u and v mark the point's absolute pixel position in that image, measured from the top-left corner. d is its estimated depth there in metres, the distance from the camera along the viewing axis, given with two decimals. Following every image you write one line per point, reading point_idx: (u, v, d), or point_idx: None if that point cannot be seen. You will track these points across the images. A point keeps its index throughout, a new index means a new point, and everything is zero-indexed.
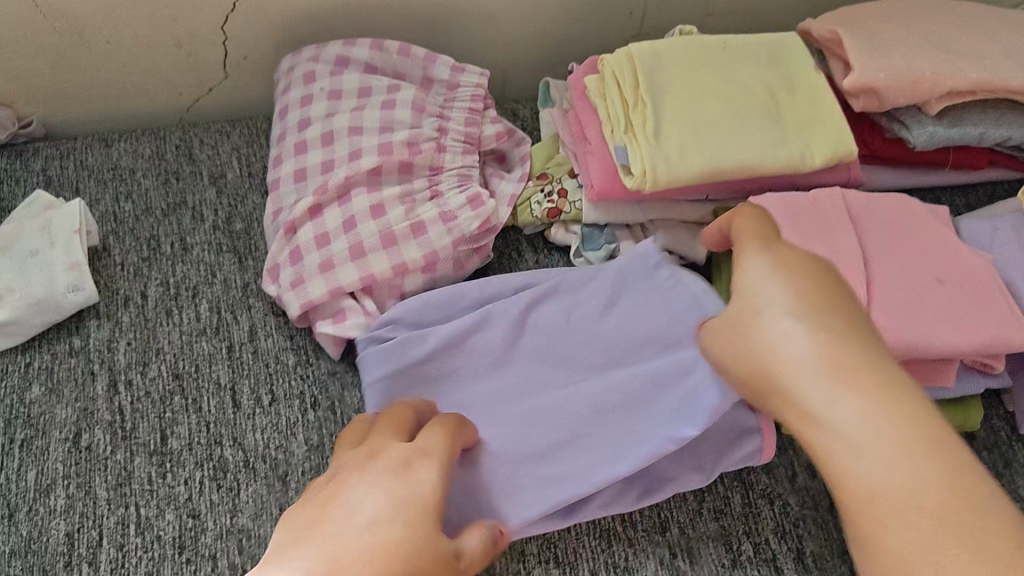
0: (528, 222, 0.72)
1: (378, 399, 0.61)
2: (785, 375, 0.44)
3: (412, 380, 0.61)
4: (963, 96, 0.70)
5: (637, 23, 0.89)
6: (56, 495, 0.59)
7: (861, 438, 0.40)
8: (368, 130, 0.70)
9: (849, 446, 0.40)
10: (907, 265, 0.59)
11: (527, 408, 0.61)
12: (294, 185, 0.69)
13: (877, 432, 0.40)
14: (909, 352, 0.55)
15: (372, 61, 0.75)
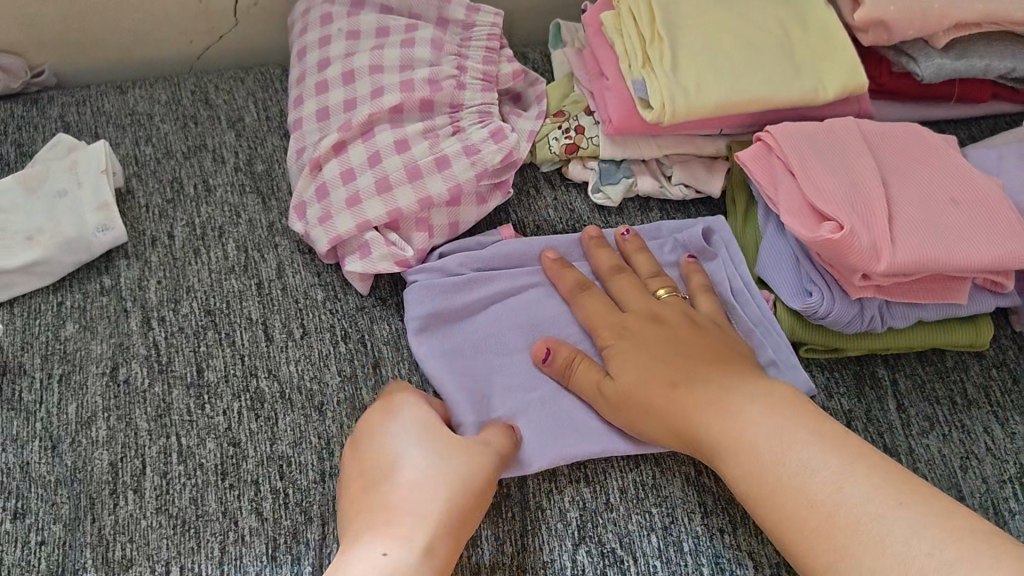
0: (546, 159, 0.73)
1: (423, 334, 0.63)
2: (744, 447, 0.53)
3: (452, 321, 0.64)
4: (969, 28, 0.73)
5: None
6: (97, 426, 0.60)
7: (790, 466, 0.50)
8: (389, 69, 0.71)
9: (770, 461, 0.51)
10: (923, 190, 0.64)
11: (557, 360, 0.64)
12: (316, 124, 0.70)
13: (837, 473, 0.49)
14: (926, 265, 0.59)
15: (387, 2, 0.76)
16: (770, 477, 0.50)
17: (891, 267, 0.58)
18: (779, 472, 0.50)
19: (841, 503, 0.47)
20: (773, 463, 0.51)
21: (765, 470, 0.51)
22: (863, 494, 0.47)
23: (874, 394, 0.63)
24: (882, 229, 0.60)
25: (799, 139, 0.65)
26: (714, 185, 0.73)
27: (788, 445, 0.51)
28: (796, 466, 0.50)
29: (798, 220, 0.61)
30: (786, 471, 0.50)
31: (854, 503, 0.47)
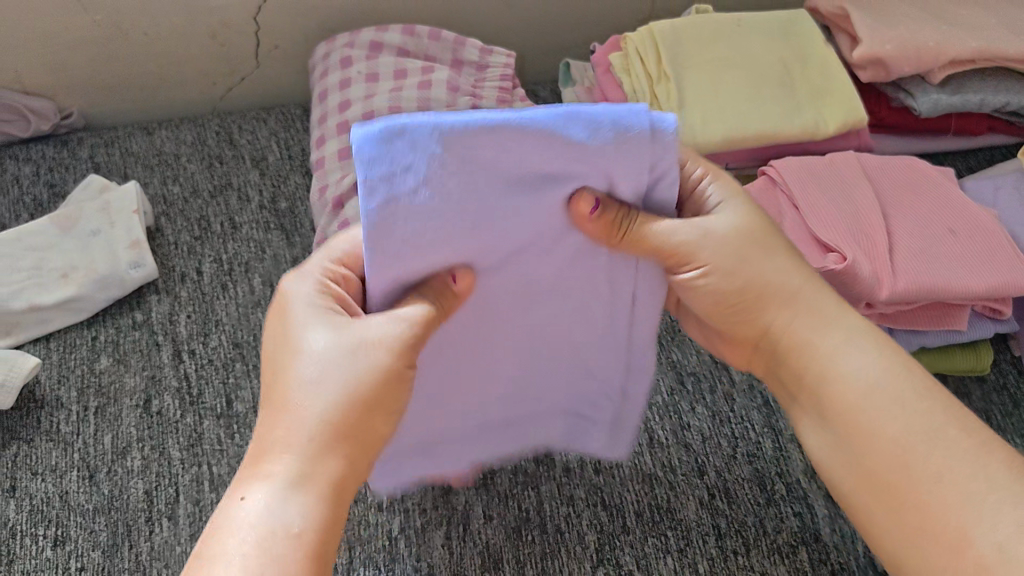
0: None
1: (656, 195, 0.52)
2: (840, 386, 0.46)
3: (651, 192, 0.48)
4: (964, 64, 0.75)
5: (648, 5, 0.94)
6: (132, 456, 0.62)
7: (872, 390, 0.45)
8: (406, 109, 0.74)
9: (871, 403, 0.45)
10: (923, 222, 0.66)
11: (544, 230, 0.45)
12: (338, 163, 0.73)
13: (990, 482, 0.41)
14: (926, 292, 0.61)
15: (404, 45, 0.79)
16: (855, 398, 0.46)
17: (893, 295, 0.61)
18: (858, 394, 0.46)
19: (924, 445, 0.43)
20: (851, 380, 0.46)
21: (845, 378, 0.46)
22: (955, 455, 0.43)
23: None
24: (883, 258, 0.62)
25: (801, 172, 0.68)
26: None
27: (888, 384, 0.45)
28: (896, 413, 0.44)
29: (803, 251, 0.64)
30: (870, 389, 0.46)
31: (937, 449, 0.43)
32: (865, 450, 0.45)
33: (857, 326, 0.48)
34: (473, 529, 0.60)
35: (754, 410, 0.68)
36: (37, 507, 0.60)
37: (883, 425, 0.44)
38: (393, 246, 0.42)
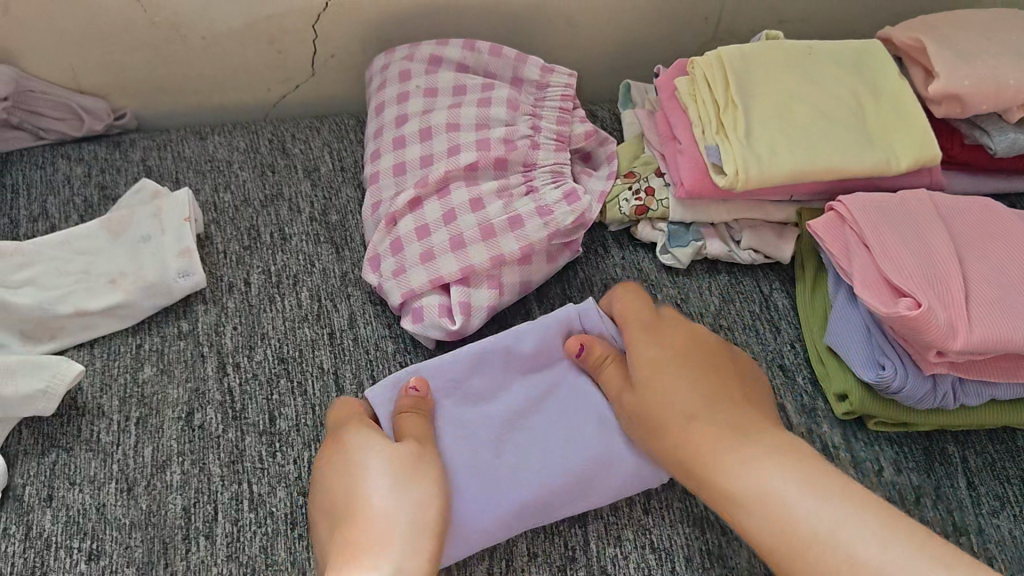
0: (615, 219, 0.74)
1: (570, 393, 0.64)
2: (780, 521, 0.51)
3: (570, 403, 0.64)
4: None
5: (711, 28, 0.92)
6: (172, 470, 0.61)
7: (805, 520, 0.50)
8: (465, 127, 0.72)
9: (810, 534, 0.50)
10: (1000, 269, 0.63)
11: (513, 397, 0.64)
12: (393, 178, 0.71)
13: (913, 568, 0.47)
14: (1003, 344, 0.58)
15: (464, 60, 0.77)
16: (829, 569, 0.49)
17: (968, 345, 0.58)
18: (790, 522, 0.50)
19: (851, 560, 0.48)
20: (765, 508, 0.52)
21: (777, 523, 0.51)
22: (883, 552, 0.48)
23: (943, 469, 0.64)
24: (958, 306, 0.59)
25: (873, 210, 0.66)
26: (785, 250, 0.73)
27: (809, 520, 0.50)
28: (823, 529, 0.49)
29: (873, 293, 0.61)
30: (769, 496, 0.52)
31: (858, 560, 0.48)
32: (811, 572, 0.49)
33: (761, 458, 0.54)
34: (517, 566, 0.58)
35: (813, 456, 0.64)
36: (73, 519, 0.58)
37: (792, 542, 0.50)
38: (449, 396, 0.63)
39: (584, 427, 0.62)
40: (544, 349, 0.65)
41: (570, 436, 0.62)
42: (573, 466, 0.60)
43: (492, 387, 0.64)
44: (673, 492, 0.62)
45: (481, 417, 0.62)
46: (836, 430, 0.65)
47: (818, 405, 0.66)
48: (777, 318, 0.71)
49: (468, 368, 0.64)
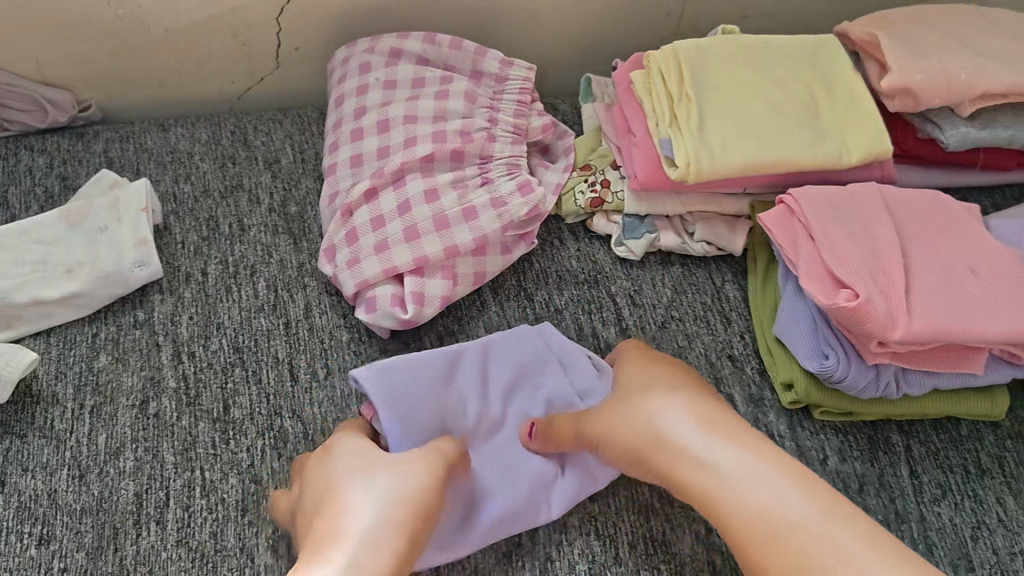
0: (571, 212, 0.75)
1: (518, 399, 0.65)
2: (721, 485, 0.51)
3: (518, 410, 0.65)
4: (995, 98, 0.73)
5: (675, 23, 0.93)
6: (125, 457, 0.62)
7: (738, 467, 0.51)
8: (422, 119, 0.73)
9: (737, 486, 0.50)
10: (943, 261, 0.64)
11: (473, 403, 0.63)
12: (350, 170, 0.72)
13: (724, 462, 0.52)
14: (944, 335, 0.59)
15: (424, 53, 0.78)
16: (735, 484, 0.51)
17: (907, 335, 0.58)
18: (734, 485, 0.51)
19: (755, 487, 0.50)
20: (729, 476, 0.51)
21: (731, 488, 0.51)
22: (826, 542, 0.47)
23: (887, 458, 0.65)
24: (899, 297, 0.60)
25: (821, 202, 0.66)
26: (737, 242, 0.74)
27: (763, 504, 0.49)
28: (767, 509, 0.49)
29: (817, 285, 0.62)
30: (726, 485, 0.51)
31: (799, 531, 0.48)
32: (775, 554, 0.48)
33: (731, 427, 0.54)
34: (462, 553, 0.58)
35: None
36: (25, 505, 0.59)
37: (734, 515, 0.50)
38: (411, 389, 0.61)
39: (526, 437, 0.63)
40: (517, 363, 0.66)
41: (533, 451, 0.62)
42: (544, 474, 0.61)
43: (472, 392, 0.63)
44: (619, 480, 0.63)
45: (438, 419, 0.61)
46: (783, 419, 0.66)
47: (765, 395, 0.67)
48: (728, 310, 0.72)
49: (434, 373, 0.62)
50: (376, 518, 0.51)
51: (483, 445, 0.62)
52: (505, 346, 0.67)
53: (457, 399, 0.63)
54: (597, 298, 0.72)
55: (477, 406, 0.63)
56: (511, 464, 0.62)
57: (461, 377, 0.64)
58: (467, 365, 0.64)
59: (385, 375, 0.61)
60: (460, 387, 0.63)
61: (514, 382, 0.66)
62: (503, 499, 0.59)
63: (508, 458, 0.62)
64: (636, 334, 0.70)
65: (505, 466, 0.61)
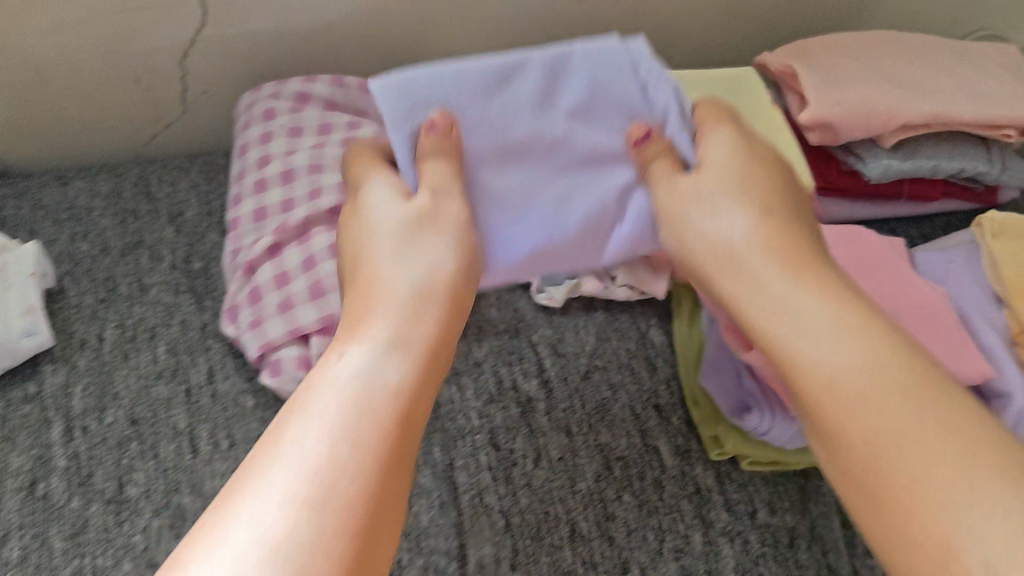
0: None
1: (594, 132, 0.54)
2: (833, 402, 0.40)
3: (588, 109, 0.54)
4: (917, 128, 0.71)
5: None
6: (9, 546, 0.56)
7: (853, 374, 0.40)
8: (328, 168, 0.69)
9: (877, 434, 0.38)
10: None
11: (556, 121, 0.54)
12: (253, 224, 0.68)
13: (873, 377, 0.39)
14: None
15: (332, 96, 0.74)
16: (845, 406, 0.39)
17: None
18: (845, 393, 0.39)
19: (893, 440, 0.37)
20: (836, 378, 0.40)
21: (834, 375, 0.40)
22: (893, 413, 0.38)
23: (817, 509, 0.63)
24: None
25: None
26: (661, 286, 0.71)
27: (853, 365, 0.40)
28: (840, 369, 0.40)
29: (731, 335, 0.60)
30: (788, 329, 0.43)
31: (859, 422, 0.39)
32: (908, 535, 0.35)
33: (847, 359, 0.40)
34: None
35: (685, 499, 0.62)
36: None
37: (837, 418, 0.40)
38: (468, 105, 0.53)
39: (581, 182, 0.55)
40: (600, 77, 0.54)
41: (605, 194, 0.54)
42: (600, 199, 0.54)
43: (536, 176, 0.54)
44: (541, 545, 0.59)
45: (483, 120, 0.53)
46: (709, 471, 0.64)
47: (691, 446, 0.65)
48: (652, 356, 0.70)
49: (487, 126, 0.53)
50: (381, 388, 0.41)
51: (526, 136, 0.53)
52: (587, 59, 0.54)
53: (513, 137, 0.53)
54: (517, 349, 0.69)
55: (534, 102, 0.54)
56: (547, 172, 0.54)
57: (525, 116, 0.54)
58: (520, 93, 0.54)
59: (410, 85, 0.52)
60: (518, 127, 0.53)
61: (591, 103, 0.54)
62: (518, 237, 0.53)
63: (571, 174, 0.55)
64: (557, 386, 0.67)
65: (558, 165, 0.54)
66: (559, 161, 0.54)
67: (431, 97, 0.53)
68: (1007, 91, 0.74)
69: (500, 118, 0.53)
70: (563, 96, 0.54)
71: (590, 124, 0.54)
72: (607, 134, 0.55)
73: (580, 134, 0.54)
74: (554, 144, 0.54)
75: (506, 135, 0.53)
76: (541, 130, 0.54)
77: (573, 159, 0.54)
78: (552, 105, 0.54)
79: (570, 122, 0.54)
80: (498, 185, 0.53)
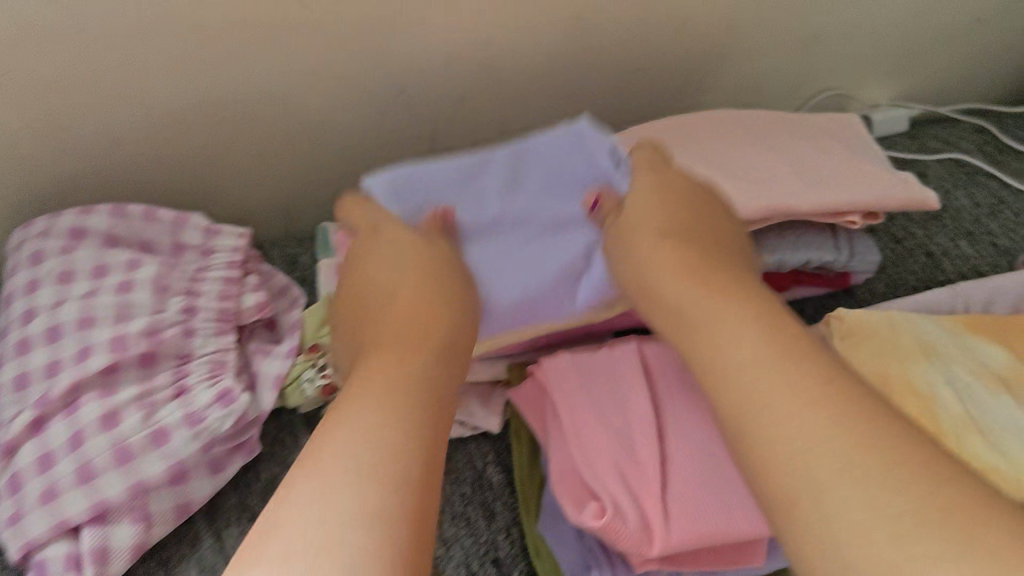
0: (300, 403, 0.64)
1: (536, 179, 0.63)
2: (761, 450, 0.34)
3: (529, 230, 0.63)
4: (756, 224, 0.66)
5: (427, 146, 0.85)
6: None
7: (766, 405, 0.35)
8: (101, 320, 0.60)
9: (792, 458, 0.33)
10: (708, 431, 0.56)
11: (499, 207, 0.62)
12: (13, 394, 0.58)
13: (782, 395, 0.34)
14: (702, 541, 0.50)
15: (112, 229, 0.66)
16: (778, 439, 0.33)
17: (664, 551, 0.50)
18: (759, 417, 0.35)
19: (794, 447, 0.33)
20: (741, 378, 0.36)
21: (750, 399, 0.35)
22: (778, 418, 0.34)
23: None
24: (652, 499, 0.52)
25: (570, 378, 0.59)
26: (493, 420, 0.64)
27: (746, 362, 0.36)
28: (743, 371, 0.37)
29: (564, 489, 0.54)
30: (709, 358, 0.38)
31: (761, 414, 0.34)
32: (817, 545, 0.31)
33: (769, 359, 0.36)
34: None
35: None
36: None
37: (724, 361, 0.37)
38: (441, 195, 0.62)
39: (540, 229, 0.62)
40: (536, 159, 0.64)
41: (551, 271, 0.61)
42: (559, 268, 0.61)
43: (523, 247, 0.62)
44: None
45: (474, 204, 0.62)
46: None
47: None
48: (490, 500, 0.62)
49: (470, 191, 0.63)
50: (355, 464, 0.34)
51: (521, 211, 0.63)
52: (543, 150, 0.64)
53: (494, 211, 0.62)
54: None
55: (510, 217, 0.63)
56: (527, 240, 0.62)
57: (495, 204, 0.62)
58: (527, 209, 0.63)
59: (400, 182, 0.61)
60: (495, 225, 0.62)
61: (522, 174, 0.64)
62: (505, 291, 0.60)
63: (525, 226, 0.63)
64: None
65: (522, 236, 0.62)
66: (560, 189, 0.63)
67: (409, 181, 0.62)
68: (848, 174, 0.70)
69: (513, 220, 0.63)
70: (486, 181, 0.63)
71: (538, 220, 0.63)
72: (546, 229, 0.62)
73: (505, 241, 0.62)
74: (527, 221, 0.63)
75: (509, 212, 0.63)
76: (514, 220, 0.63)
77: (530, 241, 0.62)
78: (511, 189, 0.63)
79: (529, 226, 0.63)
80: (498, 221, 0.62)
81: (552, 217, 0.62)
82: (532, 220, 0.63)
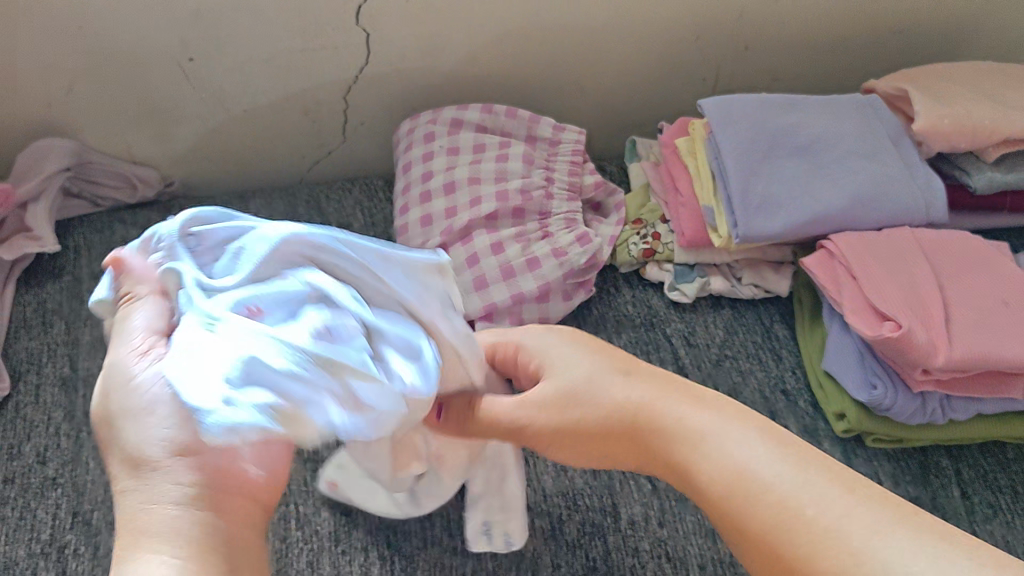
0: (625, 261, 0.81)
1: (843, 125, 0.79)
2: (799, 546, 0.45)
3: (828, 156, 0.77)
4: (1018, 143, 0.78)
5: (711, 88, 1.02)
6: None
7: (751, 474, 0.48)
8: (485, 180, 0.79)
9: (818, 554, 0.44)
10: (977, 290, 0.69)
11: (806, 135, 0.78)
12: (420, 229, 0.77)
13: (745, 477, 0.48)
14: (982, 360, 0.64)
15: (482, 122, 0.84)
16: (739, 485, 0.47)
17: (947, 361, 0.63)
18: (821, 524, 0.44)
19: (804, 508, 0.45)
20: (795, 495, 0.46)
21: (720, 469, 0.49)
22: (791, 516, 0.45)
23: (938, 480, 0.69)
24: (937, 328, 0.65)
25: (863, 249, 0.71)
26: (782, 286, 0.80)
27: (713, 429, 0.51)
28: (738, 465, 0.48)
29: (860, 319, 0.67)
30: (696, 417, 0.51)
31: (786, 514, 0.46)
32: None
33: (720, 433, 0.50)
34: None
35: None
36: None
37: (677, 432, 0.51)
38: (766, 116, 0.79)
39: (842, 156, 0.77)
40: (847, 114, 0.81)
41: (838, 189, 0.75)
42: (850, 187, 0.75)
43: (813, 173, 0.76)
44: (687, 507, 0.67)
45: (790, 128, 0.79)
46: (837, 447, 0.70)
47: (819, 426, 0.72)
48: (778, 347, 0.77)
49: (783, 113, 0.80)
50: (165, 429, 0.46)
51: (824, 141, 0.78)
52: (845, 103, 0.82)
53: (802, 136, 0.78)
54: (654, 339, 0.77)
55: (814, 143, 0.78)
56: (820, 166, 0.76)
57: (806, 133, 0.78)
58: (828, 138, 0.78)
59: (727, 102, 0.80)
60: (803, 147, 0.78)
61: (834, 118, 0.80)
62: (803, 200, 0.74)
63: (828, 152, 0.77)
64: (692, 372, 0.75)
65: (822, 158, 0.77)
66: (855, 127, 0.80)
67: (734, 103, 0.80)
68: None
69: (819, 146, 0.78)
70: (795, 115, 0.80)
71: (839, 149, 0.78)
72: (841, 155, 0.77)
73: (808, 160, 0.77)
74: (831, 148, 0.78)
75: (811, 138, 0.78)
76: (819, 146, 0.78)
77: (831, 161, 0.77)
78: (815, 124, 0.79)
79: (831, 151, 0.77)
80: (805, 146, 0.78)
81: (853, 155, 0.77)
82: (833, 151, 0.77)
